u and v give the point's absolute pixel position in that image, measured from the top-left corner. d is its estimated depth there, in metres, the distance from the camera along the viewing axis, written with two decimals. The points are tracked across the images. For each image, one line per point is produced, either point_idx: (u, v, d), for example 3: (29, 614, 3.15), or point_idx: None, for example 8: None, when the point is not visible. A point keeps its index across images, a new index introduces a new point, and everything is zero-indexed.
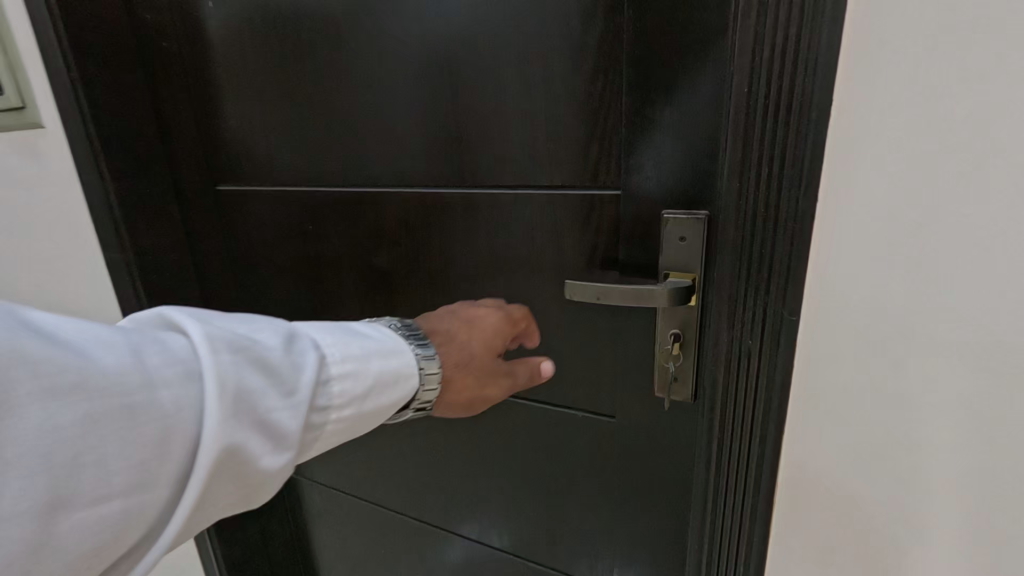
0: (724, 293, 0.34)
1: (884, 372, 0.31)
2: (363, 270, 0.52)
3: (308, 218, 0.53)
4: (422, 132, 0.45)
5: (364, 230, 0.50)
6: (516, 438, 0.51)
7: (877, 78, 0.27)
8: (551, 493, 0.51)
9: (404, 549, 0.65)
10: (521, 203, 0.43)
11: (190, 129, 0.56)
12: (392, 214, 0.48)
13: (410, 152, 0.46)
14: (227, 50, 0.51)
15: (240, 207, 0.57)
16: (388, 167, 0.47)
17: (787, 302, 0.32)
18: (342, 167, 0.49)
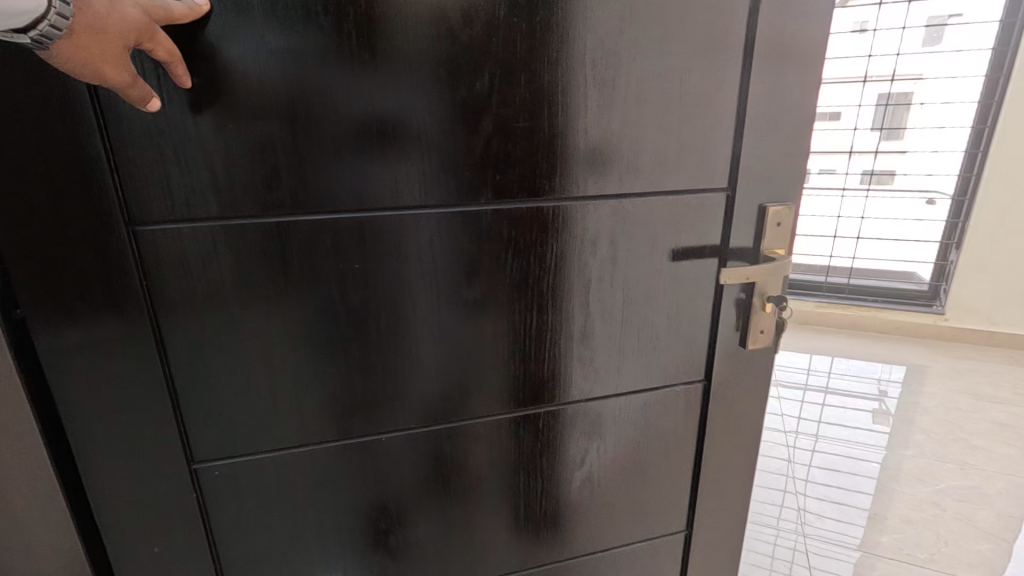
0: (522, 205, 0.73)
1: (628, 191, 0.76)
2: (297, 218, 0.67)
3: (280, 179, 0.65)
4: (312, 127, 0.64)
5: (279, 195, 0.66)
6: (407, 329, 0.75)
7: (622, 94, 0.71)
8: (442, 356, 0.77)
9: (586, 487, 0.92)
10: (410, 176, 0.68)
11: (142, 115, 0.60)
12: (307, 181, 0.66)
13: (142, 38, 0.52)
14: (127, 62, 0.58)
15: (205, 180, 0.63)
16: (298, 150, 0.64)
17: (549, 202, 0.74)
18: (263, 157, 0.64)
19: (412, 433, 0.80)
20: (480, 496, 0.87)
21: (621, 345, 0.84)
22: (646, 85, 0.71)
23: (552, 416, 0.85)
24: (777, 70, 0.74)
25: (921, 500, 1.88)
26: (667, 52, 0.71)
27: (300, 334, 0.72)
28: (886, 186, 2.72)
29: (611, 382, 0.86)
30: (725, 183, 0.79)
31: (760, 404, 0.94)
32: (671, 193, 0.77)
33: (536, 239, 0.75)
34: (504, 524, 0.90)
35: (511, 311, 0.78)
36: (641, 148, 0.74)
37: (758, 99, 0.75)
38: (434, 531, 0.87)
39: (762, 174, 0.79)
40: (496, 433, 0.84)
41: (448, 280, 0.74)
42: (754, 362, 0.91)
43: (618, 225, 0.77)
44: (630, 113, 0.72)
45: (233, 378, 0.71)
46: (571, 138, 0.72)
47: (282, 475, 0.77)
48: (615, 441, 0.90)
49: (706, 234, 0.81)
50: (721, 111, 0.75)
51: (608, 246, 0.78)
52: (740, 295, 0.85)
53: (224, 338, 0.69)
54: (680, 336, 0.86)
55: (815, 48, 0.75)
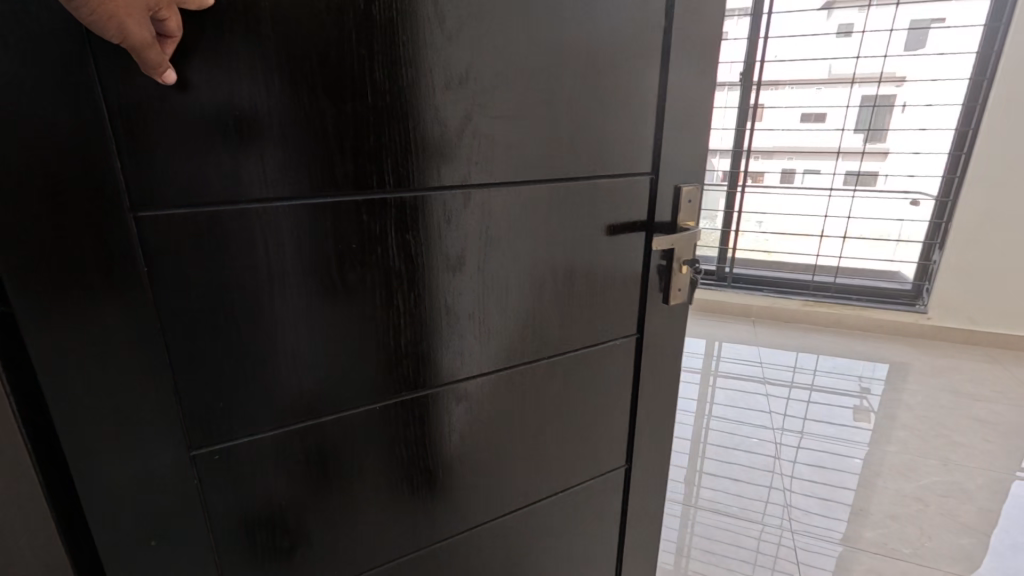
0: (383, 192, 0.68)
1: (529, 174, 0.78)
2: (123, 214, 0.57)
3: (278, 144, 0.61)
4: (135, 108, 0.54)
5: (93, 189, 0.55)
6: (262, 334, 0.67)
7: (552, 84, 0.75)
8: (308, 360, 0.70)
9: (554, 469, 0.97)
10: (252, 163, 0.61)
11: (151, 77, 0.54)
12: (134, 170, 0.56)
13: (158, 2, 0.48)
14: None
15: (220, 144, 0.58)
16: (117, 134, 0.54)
17: (414, 188, 0.70)
18: (76, 144, 0.53)
19: (285, 447, 0.72)
20: (369, 504, 0.81)
21: (513, 324, 0.85)
22: (570, 74, 0.76)
23: (433, 409, 0.82)
24: (689, 63, 0.84)
25: (906, 498, 1.94)
26: (587, 44, 0.76)
27: (281, 313, 0.67)
28: (874, 186, 3.00)
29: (506, 363, 0.86)
30: (647, 168, 0.88)
31: (677, 360, 1.06)
32: (551, 171, 0.79)
33: (396, 226, 0.70)
34: (439, 511, 0.88)
35: (378, 306, 0.73)
36: (569, 134, 0.79)
37: (674, 89, 0.84)
38: (392, 522, 0.84)
39: (676, 155, 0.89)
40: (377, 434, 0.78)
41: (301, 277, 0.67)
42: (673, 322, 1.02)
43: (487, 208, 0.76)
44: (507, 96, 0.72)
45: (250, 355, 0.67)
46: (428, 119, 0.68)
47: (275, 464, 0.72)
48: (526, 415, 0.91)
49: (633, 211, 0.89)
50: (639, 97, 0.83)
51: (476, 227, 0.76)
52: (660, 261, 0.95)
53: (218, 319, 0.64)
54: (610, 306, 0.94)
55: (712, 43, 0.86)
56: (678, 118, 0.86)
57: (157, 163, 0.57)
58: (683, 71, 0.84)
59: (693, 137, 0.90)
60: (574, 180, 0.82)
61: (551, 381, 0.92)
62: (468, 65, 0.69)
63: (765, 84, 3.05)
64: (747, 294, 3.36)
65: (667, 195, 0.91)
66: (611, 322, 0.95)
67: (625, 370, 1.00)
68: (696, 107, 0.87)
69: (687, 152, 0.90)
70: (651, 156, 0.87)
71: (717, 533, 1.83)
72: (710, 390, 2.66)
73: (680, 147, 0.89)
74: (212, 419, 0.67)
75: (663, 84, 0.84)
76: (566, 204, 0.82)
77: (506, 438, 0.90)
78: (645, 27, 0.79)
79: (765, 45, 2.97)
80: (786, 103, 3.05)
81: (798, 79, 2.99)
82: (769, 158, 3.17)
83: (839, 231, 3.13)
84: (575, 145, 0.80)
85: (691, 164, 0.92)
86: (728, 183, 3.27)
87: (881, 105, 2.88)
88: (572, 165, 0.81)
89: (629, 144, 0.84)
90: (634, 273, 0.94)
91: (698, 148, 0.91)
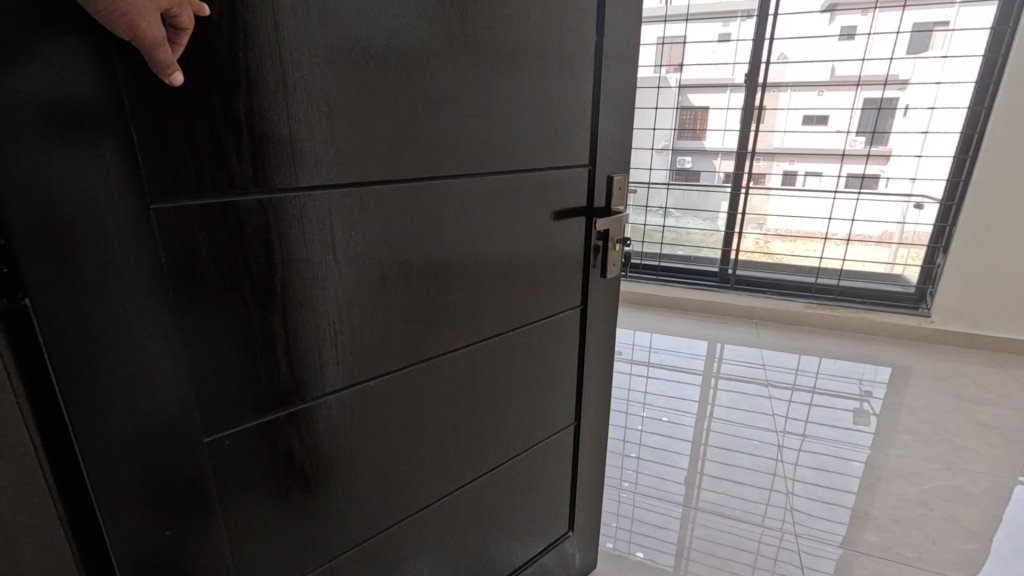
0: (235, 192, 0.62)
1: (424, 168, 0.79)
2: None
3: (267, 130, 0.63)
4: None
5: None
6: (106, 363, 0.58)
7: (514, 85, 0.87)
8: (166, 384, 0.63)
9: (496, 437, 1.07)
10: (85, 168, 0.52)
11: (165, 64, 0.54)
12: None
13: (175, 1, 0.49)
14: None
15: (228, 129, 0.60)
16: None
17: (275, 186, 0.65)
18: None
19: (152, 485, 0.64)
20: (269, 521, 0.76)
21: (394, 325, 0.83)
22: (524, 75, 0.88)
23: (314, 420, 0.77)
24: (616, 71, 1.01)
25: (912, 503, 1.91)
26: (536, 49, 0.88)
27: (261, 300, 0.68)
28: (876, 190, 2.98)
29: (390, 364, 0.84)
30: (585, 158, 1.04)
31: (608, 321, 1.25)
32: (430, 167, 0.80)
33: (253, 228, 0.65)
34: (420, 478, 0.95)
35: (241, 317, 0.66)
36: (524, 128, 0.91)
37: (606, 92, 1.01)
38: (384, 492, 0.90)
39: (607, 148, 1.07)
40: (256, 452, 0.73)
41: (149, 294, 0.59)
42: (606, 291, 1.20)
43: (348, 209, 0.72)
44: (380, 93, 0.71)
45: (253, 337, 0.68)
46: (273, 111, 0.63)
47: (283, 443, 0.75)
48: (448, 399, 0.95)
49: (576, 196, 1.05)
50: (578, 100, 0.98)
51: (340, 230, 0.72)
52: (598, 241, 1.13)
53: (221, 305, 0.65)
54: (557, 279, 1.08)
55: (630, 54, 1.04)
56: (609, 116, 1.04)
57: (164, 149, 0.57)
58: (611, 78, 1.01)
59: (618, 132, 1.08)
60: (528, 169, 0.95)
61: (459, 368, 0.95)
62: (423, 68, 0.75)
63: (769, 86, 3.05)
64: (750, 296, 3.40)
65: (602, 182, 1.08)
66: (558, 292, 1.10)
67: (564, 337, 1.15)
68: (621, 107, 1.05)
69: (615, 145, 1.08)
70: (589, 149, 1.04)
71: (718, 535, 1.81)
72: (708, 391, 2.67)
73: (610, 140, 1.07)
74: (225, 401, 0.68)
75: (589, 92, 0.99)
76: (506, 195, 0.92)
77: (449, 416, 0.96)
78: (581, 39, 0.94)
79: (770, 46, 2.98)
80: (788, 105, 3.05)
81: (802, 81, 2.98)
82: (772, 161, 3.16)
83: (843, 232, 3.11)
84: (532, 139, 0.93)
85: (618, 154, 1.10)
86: (731, 185, 3.29)
87: (886, 108, 2.85)
88: (527, 155, 0.93)
89: (571, 138, 0.99)
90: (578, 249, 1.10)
91: (623, 143, 1.10)
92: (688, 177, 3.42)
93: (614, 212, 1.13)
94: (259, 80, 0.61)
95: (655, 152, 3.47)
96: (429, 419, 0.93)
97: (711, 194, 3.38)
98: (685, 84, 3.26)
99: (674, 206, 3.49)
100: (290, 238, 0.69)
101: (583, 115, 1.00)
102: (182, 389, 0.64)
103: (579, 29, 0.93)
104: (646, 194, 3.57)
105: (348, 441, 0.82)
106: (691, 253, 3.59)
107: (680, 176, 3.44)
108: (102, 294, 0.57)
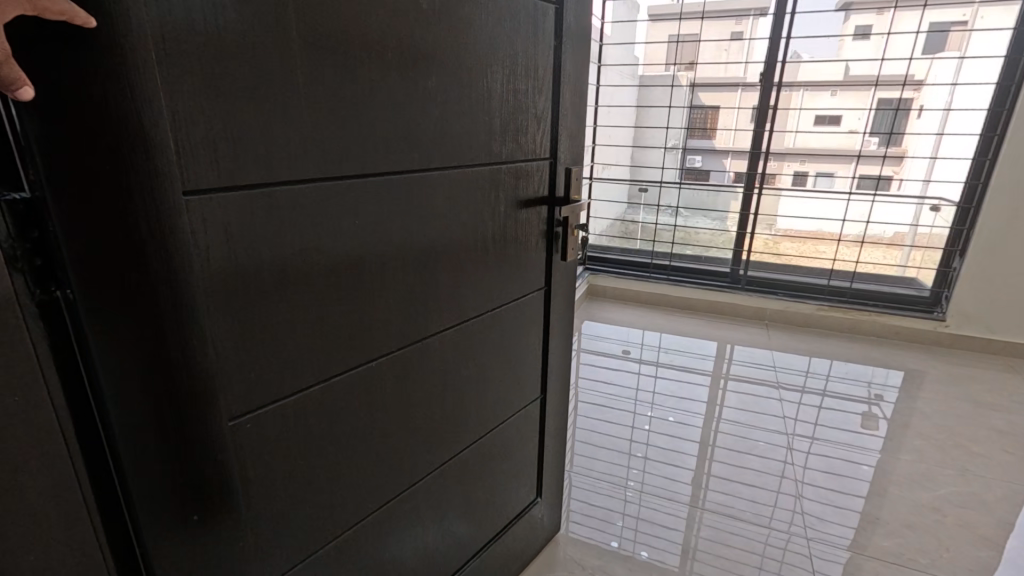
0: (304, 173, 0.65)
1: (443, 150, 0.86)
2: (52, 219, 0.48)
3: (326, 119, 0.66)
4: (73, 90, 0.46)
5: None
6: (217, 342, 0.60)
7: (503, 71, 0.95)
8: (255, 358, 0.65)
9: (482, 409, 1.15)
10: (204, 148, 0.55)
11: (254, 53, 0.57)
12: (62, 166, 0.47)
13: None
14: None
15: (299, 117, 0.63)
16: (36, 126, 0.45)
17: (337, 169, 0.69)
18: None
19: (239, 459, 0.66)
20: (334, 487, 0.82)
21: (418, 300, 0.89)
22: (506, 65, 0.95)
23: (351, 390, 0.81)
24: (579, 60, 1.13)
25: (922, 507, 1.80)
26: (513, 36, 0.95)
27: (321, 282, 0.71)
28: (891, 191, 2.79)
29: (404, 331, 0.88)
30: (549, 148, 1.13)
31: (568, 297, 1.37)
32: (435, 147, 0.85)
33: (321, 207, 0.68)
34: (435, 447, 1.03)
35: (312, 295, 0.70)
36: (515, 116, 1.01)
37: (567, 82, 1.11)
38: (410, 463, 0.97)
39: (569, 133, 1.17)
40: (320, 419, 0.76)
41: (241, 269, 0.61)
42: (565, 268, 1.31)
43: (385, 187, 0.77)
44: (419, 81, 0.78)
45: (321, 316, 0.72)
46: (342, 102, 0.67)
47: (334, 413, 0.78)
48: (452, 366, 1.02)
49: (540, 182, 1.13)
50: (544, 86, 1.06)
51: (380, 208, 0.77)
52: (558, 226, 1.23)
53: (291, 284, 0.67)
54: (529, 257, 1.17)
55: (583, 46, 1.14)
56: (570, 103, 1.14)
57: (255, 135, 0.59)
58: (571, 68, 1.11)
59: (577, 120, 1.19)
60: (510, 156, 1.03)
61: (456, 343, 1.02)
62: (437, 59, 0.81)
63: (784, 85, 2.82)
64: (760, 297, 3.13)
65: (569, 171, 1.19)
66: (530, 271, 1.19)
67: (533, 316, 1.24)
68: (578, 94, 1.16)
69: (572, 132, 1.18)
70: (557, 137, 1.13)
71: (733, 538, 1.71)
72: (718, 390, 2.53)
73: (572, 127, 1.17)
74: (296, 375, 0.71)
75: (549, 103, 1.09)
76: (488, 181, 0.99)
77: (452, 389, 1.04)
78: (549, 31, 1.03)
79: (786, 44, 2.75)
80: (799, 105, 2.83)
81: (816, 79, 2.76)
82: (783, 161, 2.93)
83: (858, 232, 2.91)
84: (508, 117, 0.99)
85: (574, 137, 1.19)
86: (743, 185, 3.04)
87: (904, 108, 2.66)
88: (507, 137, 1.00)
89: (535, 123, 1.07)
90: (541, 231, 1.19)
91: (580, 133, 1.22)
92: (698, 176, 3.17)
93: (576, 193, 1.22)
94: (312, 86, 0.63)
95: (666, 151, 3.19)
96: (433, 398, 0.99)
97: (720, 194, 3.13)
98: (699, 83, 3.00)
99: (686, 206, 3.23)
100: (340, 228, 0.71)
101: (536, 116, 1.07)
102: (265, 366, 0.67)
103: (546, 21, 1.02)
104: (654, 193, 3.29)
105: (381, 413, 0.87)
106: (700, 253, 3.33)
107: (691, 175, 3.17)
108: (214, 306, 0.59)
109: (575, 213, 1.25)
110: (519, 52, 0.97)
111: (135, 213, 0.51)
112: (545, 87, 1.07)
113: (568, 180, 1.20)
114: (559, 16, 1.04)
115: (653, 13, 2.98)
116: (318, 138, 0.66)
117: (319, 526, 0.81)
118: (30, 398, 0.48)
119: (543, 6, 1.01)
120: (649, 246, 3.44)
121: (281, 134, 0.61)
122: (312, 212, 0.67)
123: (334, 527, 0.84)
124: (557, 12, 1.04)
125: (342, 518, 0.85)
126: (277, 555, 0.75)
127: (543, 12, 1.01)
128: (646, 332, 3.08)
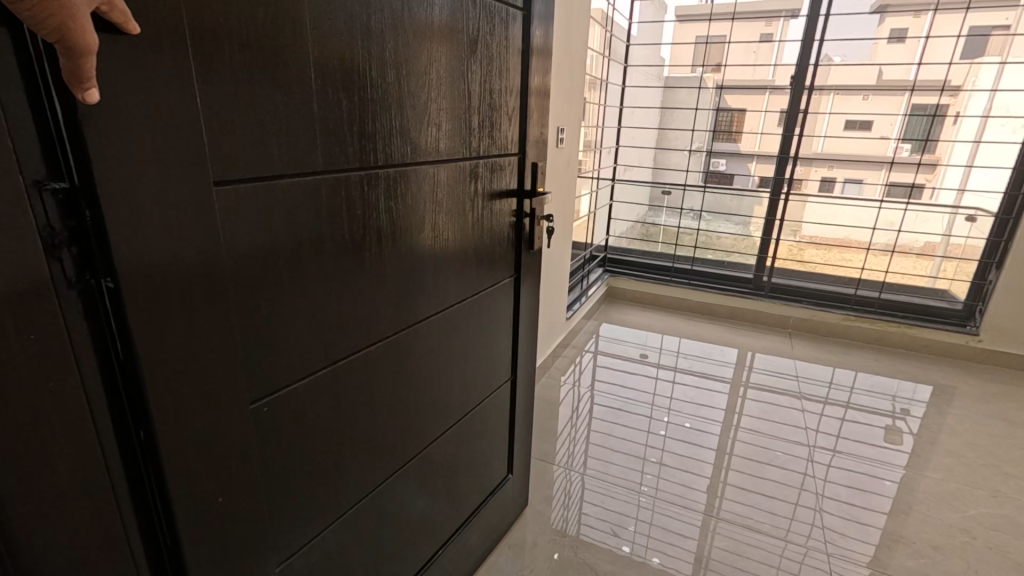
0: (253, 174, 0.92)
1: (369, 162, 1.17)
2: (93, 209, 0.71)
3: (279, 141, 0.95)
4: (104, 119, 0.69)
5: (45, 185, 0.67)
6: (184, 292, 0.84)
7: (438, 121, 1.35)
8: (205, 304, 0.88)
9: (375, 365, 1.33)
10: (183, 154, 0.79)
11: (225, 99, 0.85)
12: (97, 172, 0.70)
13: None
14: (124, 71, 0.70)
15: (260, 142, 0.92)
16: (90, 152, 0.69)
17: (279, 171, 0.97)
18: (70, 148, 0.68)
19: (197, 383, 0.89)
20: (273, 411, 1.07)
21: (346, 273, 1.17)
22: (439, 117, 1.35)
23: (290, 337, 1.07)
24: (502, 120, 1.63)
25: None
26: (445, 101, 1.36)
27: (261, 249, 0.96)
28: (924, 199, 3.71)
29: (338, 298, 1.17)
30: (471, 172, 1.54)
31: (490, 284, 1.77)
32: (364, 161, 1.16)
33: (264, 196, 0.94)
34: (360, 391, 1.29)
35: (257, 260, 0.96)
36: (441, 146, 1.39)
37: (493, 138, 1.61)
38: (338, 402, 1.23)
39: (490, 168, 1.62)
40: (260, 358, 1.01)
41: (201, 239, 0.84)
42: (486, 263, 1.72)
43: (313, 186, 1.04)
44: (360, 123, 1.12)
45: (262, 277, 0.97)
46: (295, 133, 0.98)
47: (275, 353, 1.04)
48: (375, 325, 1.30)
49: (467, 199, 1.55)
50: (471, 135, 1.50)
51: (310, 201, 1.04)
52: (491, 235, 1.71)
53: (234, 252, 0.91)
54: (447, 249, 1.52)
55: (512, 113, 1.67)
56: (491, 150, 1.61)
57: (219, 146, 0.85)
58: (495, 128, 1.60)
59: (501, 159, 1.68)
60: (432, 173, 1.38)
61: (381, 310, 1.31)
62: (376, 106, 1.15)
63: (815, 88, 3.76)
64: (784, 304, 4.20)
65: (486, 194, 1.63)
66: (449, 261, 1.54)
67: (450, 298, 1.58)
68: (504, 147, 1.68)
69: (500, 167, 1.67)
70: (475, 165, 1.54)
71: None
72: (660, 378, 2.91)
73: (494, 164, 1.64)
74: (241, 318, 0.95)
75: (471, 145, 1.51)
76: (403, 185, 1.29)
77: (374, 344, 1.31)
78: (477, 99, 1.48)
79: (819, 46, 3.66)
80: (831, 110, 3.77)
81: (851, 84, 3.68)
82: (809, 167, 3.92)
83: (867, 239, 3.93)
84: (432, 144, 1.36)
85: (501, 171, 1.69)
86: (772, 191, 4.06)
87: (939, 115, 3.54)
88: (430, 158, 1.36)
89: (463, 157, 1.49)
90: (465, 237, 1.59)
91: (504, 165, 1.70)
92: (725, 179, 4.22)
93: (494, 211, 1.71)
94: (264, 116, 0.92)
95: (690, 154, 4.25)
96: (360, 353, 1.27)
97: (744, 198, 4.18)
98: (724, 85, 4.02)
99: (708, 209, 4.32)
100: (263, 219, 0.95)
101: (510, 133, 1.69)
102: (217, 311, 0.90)
103: (477, 94, 1.48)
104: (682, 197, 4.38)
105: (280, 374, 1.06)
106: (721, 257, 4.45)
107: (715, 178, 4.23)
108: (190, 266, 0.84)
109: (494, 227, 1.72)
110: (479, 87, 1.48)
111: (140, 202, 0.75)
112: (517, 117, 1.71)
113: (485, 198, 1.64)
114: (489, 94, 1.53)
115: (690, 20, 3.96)
116: (269, 152, 0.94)
117: (262, 444, 1.05)
118: (57, 325, 0.71)
119: (477, 88, 1.47)
120: (673, 247, 4.60)
121: (245, 146, 0.89)
122: (262, 203, 0.94)
123: (274, 445, 1.08)
124: (492, 94, 1.55)
125: (282, 440, 1.10)
126: (227, 463, 0.98)
127: (477, 92, 1.48)
128: (665, 339, 4.05)
